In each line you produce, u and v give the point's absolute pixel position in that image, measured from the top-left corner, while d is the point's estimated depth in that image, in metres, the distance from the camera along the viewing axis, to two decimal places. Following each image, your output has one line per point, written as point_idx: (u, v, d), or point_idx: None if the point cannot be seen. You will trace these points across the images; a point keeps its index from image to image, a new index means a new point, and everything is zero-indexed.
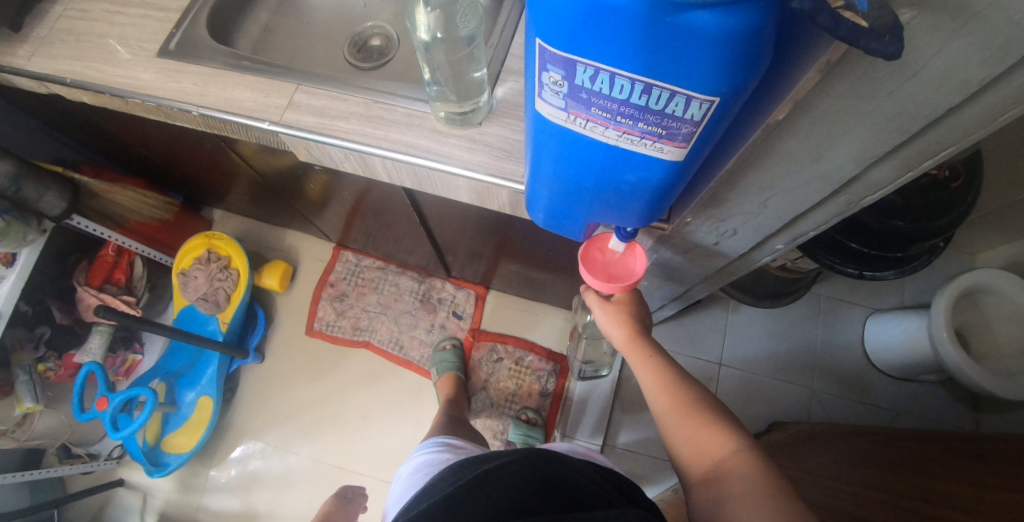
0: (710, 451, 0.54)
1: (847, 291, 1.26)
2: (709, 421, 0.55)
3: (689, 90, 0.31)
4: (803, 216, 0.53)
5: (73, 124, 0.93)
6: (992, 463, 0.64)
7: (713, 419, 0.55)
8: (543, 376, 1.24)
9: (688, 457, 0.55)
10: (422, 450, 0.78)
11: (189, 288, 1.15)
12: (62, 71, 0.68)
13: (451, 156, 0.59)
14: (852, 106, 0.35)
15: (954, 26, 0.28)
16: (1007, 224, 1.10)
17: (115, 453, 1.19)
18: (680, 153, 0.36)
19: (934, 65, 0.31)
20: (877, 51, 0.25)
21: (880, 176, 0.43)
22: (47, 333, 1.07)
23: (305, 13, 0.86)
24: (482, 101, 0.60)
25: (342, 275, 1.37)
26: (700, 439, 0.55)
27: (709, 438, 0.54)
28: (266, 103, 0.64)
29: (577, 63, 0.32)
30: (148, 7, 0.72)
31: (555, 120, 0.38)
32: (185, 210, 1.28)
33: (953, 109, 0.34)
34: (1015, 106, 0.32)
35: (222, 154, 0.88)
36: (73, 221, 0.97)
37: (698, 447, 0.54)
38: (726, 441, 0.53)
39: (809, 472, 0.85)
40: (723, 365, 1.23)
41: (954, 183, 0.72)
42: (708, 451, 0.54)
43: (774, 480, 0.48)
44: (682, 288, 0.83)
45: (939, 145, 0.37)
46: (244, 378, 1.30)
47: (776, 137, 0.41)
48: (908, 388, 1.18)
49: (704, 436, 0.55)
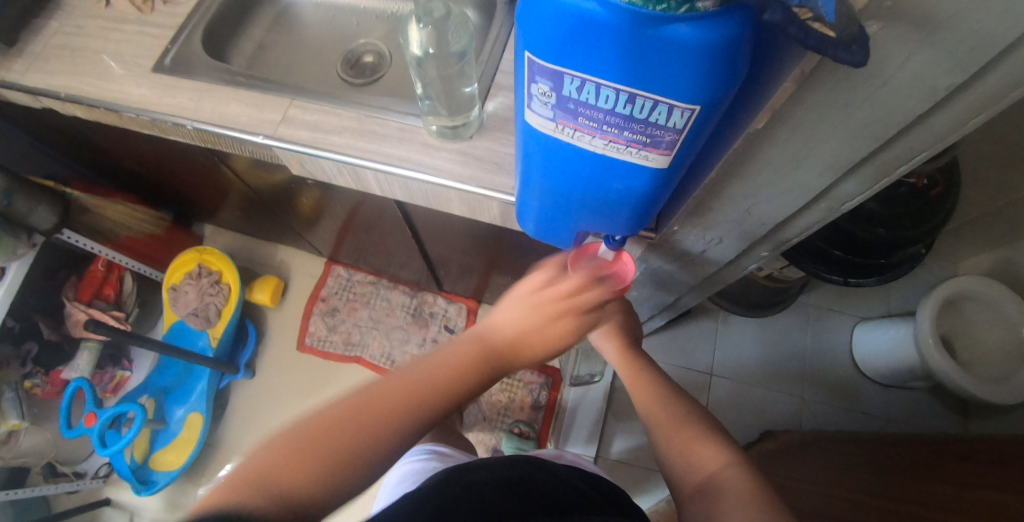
0: (703, 464, 0.53)
1: (834, 300, 1.28)
2: (701, 435, 0.56)
3: (670, 99, 0.32)
4: (786, 223, 0.54)
5: (65, 140, 0.94)
6: (980, 465, 0.65)
7: (706, 433, 0.56)
8: (535, 389, 1.25)
9: (681, 471, 0.55)
10: (410, 459, 0.77)
11: (179, 304, 1.15)
12: (56, 86, 0.69)
13: (441, 169, 0.60)
14: (826, 115, 0.37)
15: (919, 36, 0.30)
16: (988, 232, 1.13)
17: (101, 472, 1.17)
18: (663, 160, 0.38)
19: (902, 74, 0.32)
20: (845, 60, 0.26)
21: (857, 184, 0.44)
22: (35, 349, 1.05)
23: (299, 32, 0.88)
24: (473, 115, 0.61)
25: (333, 290, 1.37)
26: (693, 452, 0.55)
27: (703, 452, 0.54)
28: (260, 117, 0.65)
29: (564, 75, 0.33)
30: (145, 24, 0.73)
31: (544, 130, 0.39)
32: (176, 226, 1.28)
33: (922, 116, 0.36)
34: (982, 110, 0.34)
35: (216, 170, 0.89)
36: (64, 236, 0.98)
37: (692, 460, 0.54)
38: (719, 454, 0.53)
39: (801, 479, 0.86)
40: (714, 375, 1.24)
41: (933, 191, 0.75)
42: (701, 463, 0.54)
43: (766, 490, 0.48)
44: (672, 296, 0.84)
45: (914, 151, 0.39)
46: (233, 395, 1.28)
47: (756, 146, 0.42)
48: (896, 395, 1.19)
49: (698, 449, 0.55)
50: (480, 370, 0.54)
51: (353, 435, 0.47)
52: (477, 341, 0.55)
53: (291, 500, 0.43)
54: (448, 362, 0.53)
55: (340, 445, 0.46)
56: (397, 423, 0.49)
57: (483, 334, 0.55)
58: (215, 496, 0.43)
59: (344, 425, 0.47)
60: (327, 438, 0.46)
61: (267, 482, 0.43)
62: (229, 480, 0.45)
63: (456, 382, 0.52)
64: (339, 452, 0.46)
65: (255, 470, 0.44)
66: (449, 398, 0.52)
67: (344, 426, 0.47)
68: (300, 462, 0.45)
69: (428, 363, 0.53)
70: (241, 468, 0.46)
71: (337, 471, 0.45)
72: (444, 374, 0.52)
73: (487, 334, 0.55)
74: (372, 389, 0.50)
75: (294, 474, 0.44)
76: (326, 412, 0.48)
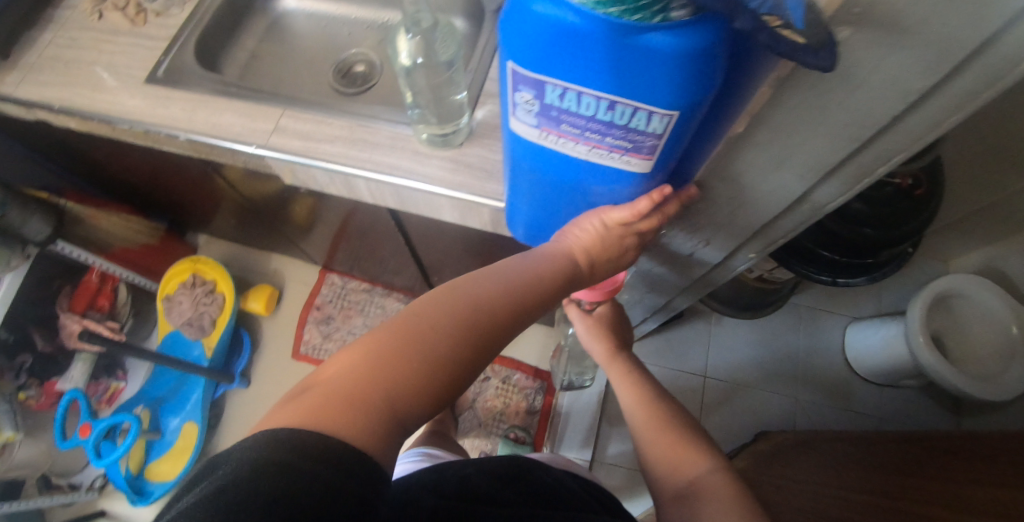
0: (685, 469, 0.53)
1: (825, 301, 1.29)
2: (686, 440, 0.56)
3: (649, 105, 0.33)
4: (771, 224, 0.55)
5: (59, 152, 0.94)
6: (969, 461, 0.65)
7: (689, 439, 0.56)
8: (530, 394, 1.25)
9: (663, 475, 0.55)
10: (403, 459, 0.79)
11: (173, 314, 1.15)
12: (50, 98, 0.69)
13: (433, 177, 0.61)
14: (805, 117, 0.38)
15: (890, 40, 0.30)
16: (975, 230, 1.15)
17: (97, 483, 1.18)
18: (646, 165, 0.39)
19: (876, 77, 0.33)
20: (813, 65, 0.27)
21: (839, 184, 0.45)
22: (29, 361, 1.05)
23: (290, 42, 0.89)
24: (462, 123, 0.62)
25: (328, 298, 1.37)
26: (676, 456, 0.55)
27: (686, 457, 0.54)
28: (252, 127, 0.66)
29: (546, 83, 0.34)
30: (137, 36, 0.74)
31: (529, 137, 0.40)
32: (169, 236, 1.28)
33: (898, 117, 0.36)
34: (955, 112, 0.35)
35: (210, 179, 0.89)
36: (57, 247, 0.99)
37: (674, 464, 0.54)
38: (701, 461, 0.53)
39: (795, 479, 0.87)
40: (708, 377, 1.24)
41: (917, 191, 0.76)
42: (682, 469, 0.53)
43: (746, 497, 0.48)
44: (663, 299, 0.85)
45: (892, 152, 0.40)
46: (228, 404, 1.28)
47: (738, 147, 0.43)
48: (889, 394, 1.20)
49: (682, 455, 0.55)
50: (563, 288, 0.47)
51: (445, 344, 0.39)
52: (570, 257, 0.46)
53: (393, 417, 0.37)
54: (541, 275, 0.45)
55: (435, 359, 0.39)
56: (491, 340, 0.42)
57: (577, 250, 0.46)
58: (293, 408, 0.35)
59: (438, 335, 0.39)
60: (419, 348, 0.38)
61: (359, 394, 0.36)
62: (309, 388, 0.37)
63: (544, 297, 0.45)
64: (433, 366, 0.39)
65: (341, 380, 0.36)
66: (537, 311, 0.46)
67: (435, 333, 0.39)
68: (392, 374, 0.37)
69: (520, 272, 0.44)
70: (320, 374, 0.38)
71: (432, 388, 0.39)
72: (537, 290, 0.45)
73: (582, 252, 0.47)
74: (464, 290, 0.42)
75: (390, 389, 0.37)
76: (408, 314, 0.40)
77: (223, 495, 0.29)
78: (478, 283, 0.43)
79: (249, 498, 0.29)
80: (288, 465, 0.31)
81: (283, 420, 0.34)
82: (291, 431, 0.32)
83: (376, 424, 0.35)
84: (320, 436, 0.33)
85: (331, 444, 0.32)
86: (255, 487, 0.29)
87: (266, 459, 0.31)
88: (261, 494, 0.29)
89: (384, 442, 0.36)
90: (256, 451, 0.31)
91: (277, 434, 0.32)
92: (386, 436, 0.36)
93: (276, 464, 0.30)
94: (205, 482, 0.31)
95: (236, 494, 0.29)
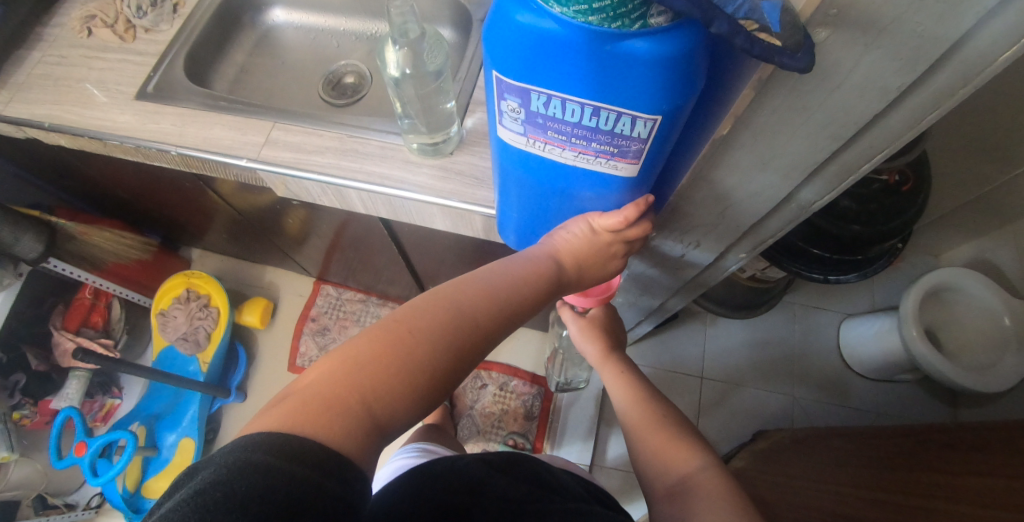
0: (676, 467, 0.53)
1: (819, 298, 1.30)
2: (676, 438, 0.56)
3: (632, 110, 0.33)
4: (760, 224, 0.56)
5: (50, 169, 0.94)
6: (967, 452, 0.66)
7: (680, 436, 0.56)
8: (528, 399, 1.25)
9: (654, 472, 0.55)
10: (401, 455, 0.80)
11: (168, 328, 1.15)
12: (40, 115, 0.69)
13: (423, 186, 0.61)
14: (787, 118, 0.39)
15: (866, 40, 0.31)
16: (963, 224, 1.16)
17: (92, 502, 1.16)
18: (632, 168, 0.39)
19: (855, 75, 0.34)
20: (790, 66, 0.28)
21: (824, 182, 0.46)
22: (22, 380, 1.04)
23: (280, 55, 0.90)
24: (452, 132, 0.62)
25: (323, 309, 1.37)
26: (667, 453, 0.55)
27: (677, 455, 0.54)
28: (243, 140, 0.66)
29: (531, 91, 0.35)
30: (127, 52, 0.74)
31: (516, 144, 0.40)
32: (163, 250, 1.28)
33: (879, 115, 0.37)
34: (934, 108, 0.35)
35: (202, 193, 0.89)
36: (50, 264, 0.98)
37: (666, 462, 0.55)
38: (692, 458, 0.53)
39: (794, 476, 0.87)
40: (705, 378, 1.25)
41: (904, 186, 0.77)
42: (674, 465, 0.54)
43: (738, 493, 0.49)
44: (658, 301, 0.86)
45: (875, 149, 0.40)
46: (224, 418, 1.27)
47: (723, 150, 0.44)
48: (886, 389, 1.21)
49: (672, 452, 0.55)
50: (549, 290, 0.48)
51: (425, 349, 0.39)
52: (552, 259, 0.46)
53: (371, 422, 0.37)
54: (525, 276, 0.45)
55: (414, 364, 0.39)
56: (473, 344, 0.42)
57: (559, 251, 0.46)
58: (273, 414, 0.35)
59: (417, 341, 0.39)
60: (398, 354, 0.39)
61: (336, 399, 0.36)
62: (286, 395, 0.37)
63: (528, 298, 0.45)
64: (415, 372, 0.39)
65: (319, 386, 0.37)
66: (522, 315, 0.46)
67: (414, 339, 0.39)
68: (371, 381, 0.37)
69: (503, 276, 0.45)
70: (300, 381, 0.38)
71: (412, 394, 0.39)
72: (520, 293, 0.45)
73: (567, 252, 0.47)
74: (448, 294, 0.42)
75: (367, 394, 0.37)
76: (388, 320, 0.41)
77: (203, 495, 0.29)
78: (460, 289, 0.43)
79: (230, 497, 0.29)
80: (268, 467, 0.31)
81: (261, 426, 0.34)
82: (270, 435, 0.33)
83: (354, 429, 0.36)
84: (299, 439, 0.33)
85: (310, 448, 0.33)
86: (234, 489, 0.29)
87: (243, 460, 0.31)
88: (240, 493, 0.29)
89: (364, 446, 0.36)
90: (233, 453, 0.31)
91: (256, 438, 0.32)
92: (367, 442, 0.36)
93: (253, 465, 0.31)
94: (184, 487, 0.31)
95: (216, 494, 0.29)
